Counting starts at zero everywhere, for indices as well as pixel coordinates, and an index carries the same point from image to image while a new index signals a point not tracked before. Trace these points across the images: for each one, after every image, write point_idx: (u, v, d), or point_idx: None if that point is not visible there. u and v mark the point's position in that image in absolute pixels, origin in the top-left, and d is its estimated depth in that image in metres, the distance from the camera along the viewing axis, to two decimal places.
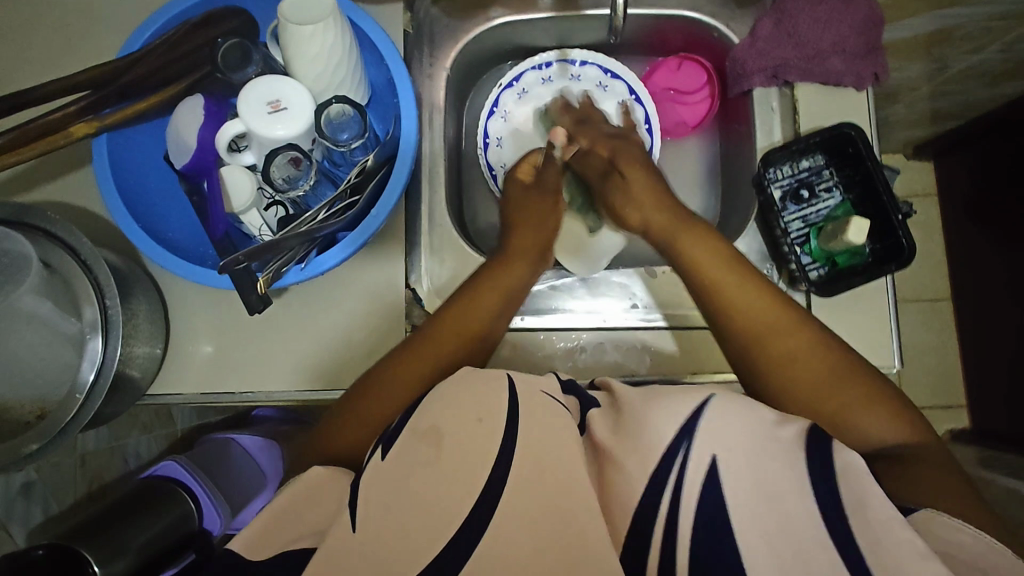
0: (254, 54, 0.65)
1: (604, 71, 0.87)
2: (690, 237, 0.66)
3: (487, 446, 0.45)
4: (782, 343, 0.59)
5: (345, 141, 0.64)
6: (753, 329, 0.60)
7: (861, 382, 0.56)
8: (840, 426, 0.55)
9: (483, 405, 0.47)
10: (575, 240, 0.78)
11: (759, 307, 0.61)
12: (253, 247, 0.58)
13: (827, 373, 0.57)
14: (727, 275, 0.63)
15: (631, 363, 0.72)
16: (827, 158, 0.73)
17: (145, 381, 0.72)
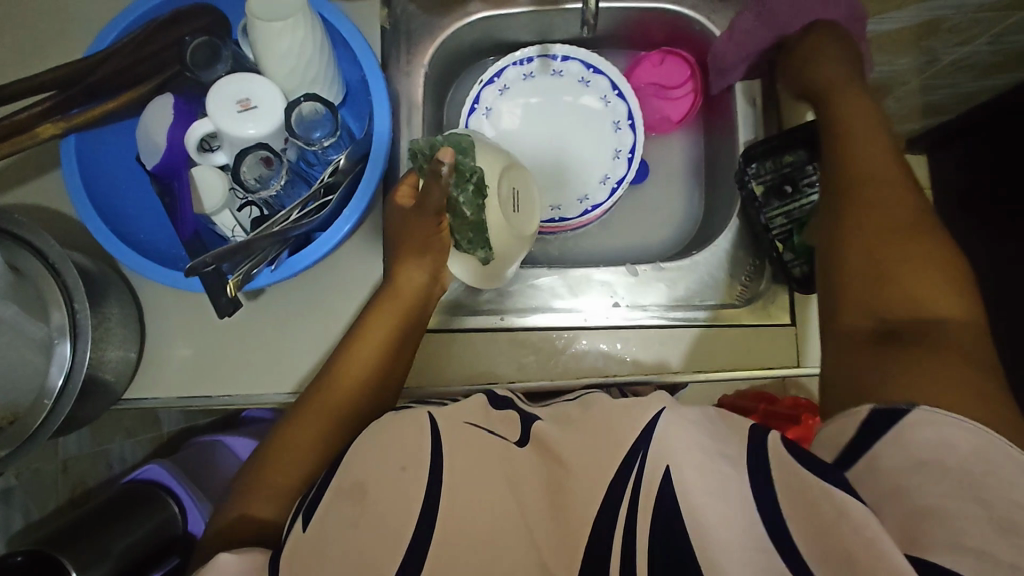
0: (223, 51, 0.64)
1: (587, 66, 0.86)
2: (845, 95, 0.65)
3: (408, 495, 0.44)
4: (880, 194, 0.56)
5: (317, 141, 0.63)
6: (859, 174, 0.58)
7: (927, 254, 0.51)
8: (883, 282, 0.51)
9: (404, 454, 0.46)
10: (468, 263, 0.66)
11: (875, 169, 0.58)
12: (221, 249, 0.57)
13: (895, 229, 0.53)
14: (863, 135, 0.60)
15: (619, 361, 0.72)
16: (810, 154, 0.71)
17: (120, 385, 0.71)
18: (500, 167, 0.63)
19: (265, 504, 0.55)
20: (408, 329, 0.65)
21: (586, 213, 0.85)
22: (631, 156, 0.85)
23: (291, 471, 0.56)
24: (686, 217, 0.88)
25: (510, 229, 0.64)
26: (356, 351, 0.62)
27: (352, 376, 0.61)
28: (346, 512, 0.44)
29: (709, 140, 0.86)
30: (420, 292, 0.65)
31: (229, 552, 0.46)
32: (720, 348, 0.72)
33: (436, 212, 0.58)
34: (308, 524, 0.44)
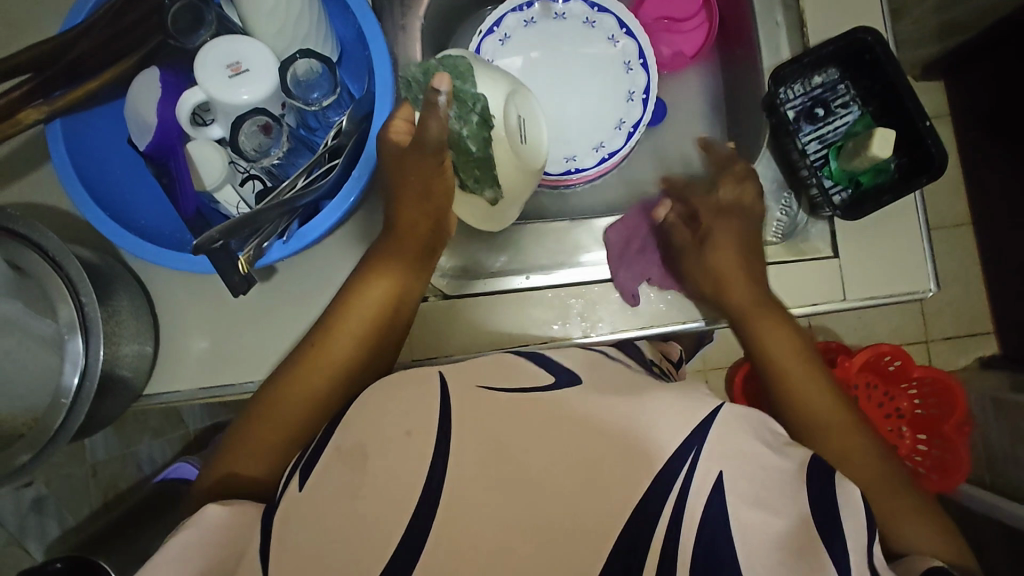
0: (206, 15, 0.59)
1: (591, 6, 0.81)
2: (766, 319, 0.62)
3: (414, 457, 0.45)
4: (862, 466, 0.55)
5: (316, 102, 0.59)
6: (835, 444, 0.56)
7: (892, 478, 0.55)
8: (884, 519, 0.53)
9: (410, 418, 0.46)
10: (475, 207, 0.62)
11: (825, 398, 0.59)
12: (228, 223, 0.53)
13: (874, 466, 0.55)
14: (792, 360, 0.61)
15: (649, 313, 0.68)
16: (842, 70, 0.67)
17: (139, 380, 0.69)
18: (504, 90, 0.57)
19: (249, 463, 0.55)
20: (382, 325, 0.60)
21: (604, 161, 0.81)
22: (645, 97, 0.80)
23: (279, 439, 0.56)
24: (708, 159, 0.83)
25: (519, 166, 0.59)
26: (331, 335, 0.59)
27: (333, 365, 0.58)
28: (345, 476, 0.44)
29: (728, 72, 0.81)
30: (393, 295, 0.60)
31: (218, 505, 0.47)
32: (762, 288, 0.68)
33: (438, 148, 0.53)
34: (303, 485, 0.45)
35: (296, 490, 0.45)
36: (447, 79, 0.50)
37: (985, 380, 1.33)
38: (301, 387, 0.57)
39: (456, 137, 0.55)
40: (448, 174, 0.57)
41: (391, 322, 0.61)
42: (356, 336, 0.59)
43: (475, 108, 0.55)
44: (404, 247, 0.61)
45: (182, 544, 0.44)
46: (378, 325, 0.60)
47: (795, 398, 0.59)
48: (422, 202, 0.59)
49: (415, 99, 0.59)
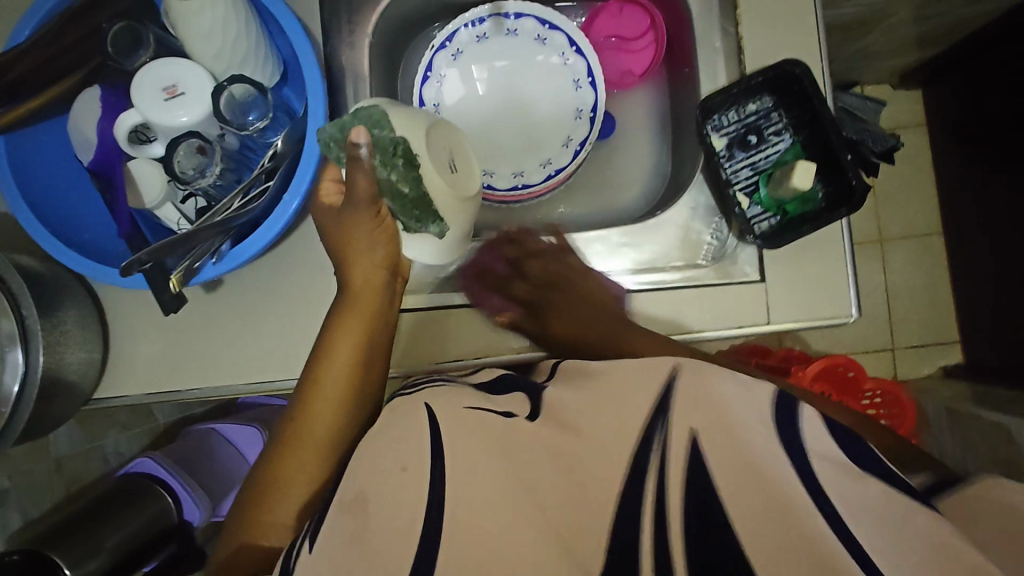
0: (146, 37, 0.60)
1: (542, 22, 0.81)
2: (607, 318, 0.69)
3: (415, 494, 0.42)
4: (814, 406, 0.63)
5: (251, 125, 0.61)
6: None
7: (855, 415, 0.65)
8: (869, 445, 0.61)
9: (406, 454, 0.45)
10: (423, 241, 0.64)
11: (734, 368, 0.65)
12: (156, 245, 0.56)
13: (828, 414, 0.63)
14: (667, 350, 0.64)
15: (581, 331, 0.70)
16: (775, 99, 0.69)
17: (87, 385, 0.71)
18: (421, 128, 0.58)
19: (277, 529, 0.56)
20: (372, 327, 0.63)
21: (550, 177, 0.82)
22: (593, 116, 0.81)
23: (285, 517, 0.57)
24: (653, 176, 0.85)
25: (453, 196, 0.61)
26: (335, 338, 0.62)
27: (320, 436, 0.60)
28: (349, 527, 0.42)
29: (674, 92, 0.82)
30: (379, 290, 0.63)
31: None
32: (698, 307, 0.69)
33: (369, 202, 0.57)
34: (313, 549, 0.42)
35: (307, 554, 0.42)
36: (365, 132, 0.54)
37: (947, 388, 1.36)
38: (293, 463, 0.59)
39: (386, 187, 0.57)
40: (386, 218, 0.60)
41: (384, 318, 0.64)
42: (331, 401, 0.61)
43: (398, 158, 0.55)
44: (368, 269, 0.62)
45: None
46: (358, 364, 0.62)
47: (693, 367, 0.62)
48: (375, 247, 0.61)
49: (336, 158, 0.59)
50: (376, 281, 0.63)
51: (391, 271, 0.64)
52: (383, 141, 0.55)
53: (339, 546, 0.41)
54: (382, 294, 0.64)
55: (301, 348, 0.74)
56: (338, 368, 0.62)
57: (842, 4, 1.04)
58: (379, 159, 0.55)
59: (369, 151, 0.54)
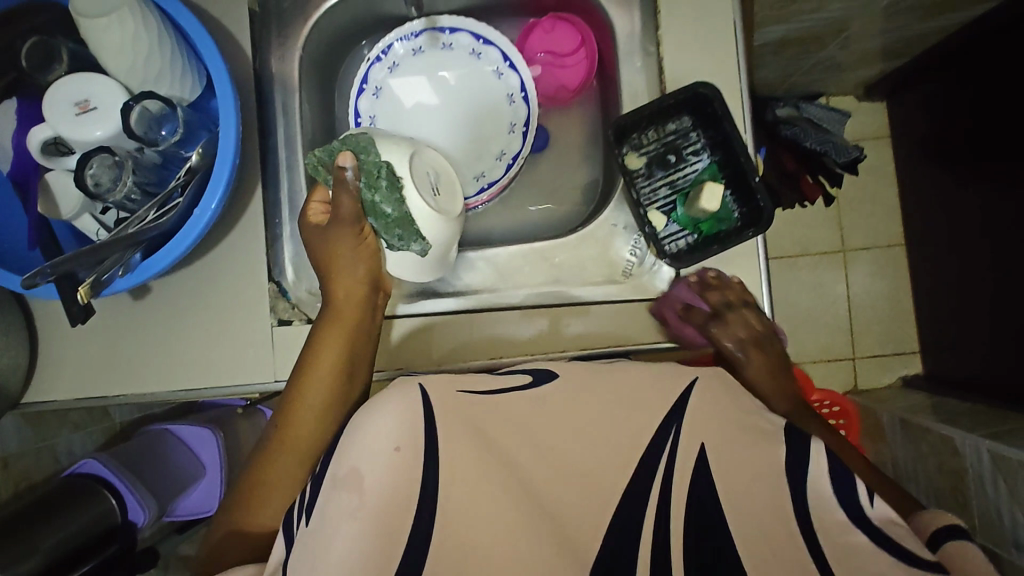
0: (58, 51, 0.61)
1: (476, 37, 0.82)
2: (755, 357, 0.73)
3: (408, 477, 0.51)
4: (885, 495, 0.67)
5: (164, 140, 0.61)
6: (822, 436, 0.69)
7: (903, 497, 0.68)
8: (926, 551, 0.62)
9: (396, 435, 0.51)
10: (409, 261, 0.67)
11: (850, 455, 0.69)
12: (62, 258, 0.56)
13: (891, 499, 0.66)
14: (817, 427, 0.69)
15: (505, 342, 0.70)
16: (693, 119, 0.69)
17: (14, 390, 0.72)
18: (406, 152, 0.62)
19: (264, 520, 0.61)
20: (355, 339, 0.65)
21: (482, 191, 0.83)
22: (526, 130, 0.82)
23: (269, 515, 0.61)
24: (591, 188, 0.86)
25: (438, 219, 0.64)
26: (321, 349, 0.64)
27: (305, 439, 0.63)
28: (347, 501, 0.49)
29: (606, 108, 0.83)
30: (363, 304, 0.66)
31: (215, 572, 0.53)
32: (624, 322, 0.70)
33: (353, 220, 0.62)
34: (310, 522, 0.49)
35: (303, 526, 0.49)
36: (351, 156, 0.59)
37: (906, 398, 1.36)
38: (279, 466, 0.62)
39: (371, 208, 0.62)
40: (370, 237, 0.65)
41: (367, 330, 0.66)
42: (315, 410, 0.64)
43: (382, 181, 0.60)
44: (352, 282, 0.65)
45: None
46: (341, 373, 0.65)
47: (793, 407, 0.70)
48: (356, 261, 0.65)
49: (325, 180, 0.65)
50: (359, 293, 0.66)
51: (375, 285, 0.67)
52: (371, 165, 0.60)
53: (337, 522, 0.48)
54: (365, 307, 0.66)
55: (230, 356, 0.74)
56: (324, 378, 0.64)
57: (793, 18, 1.05)
58: (367, 183, 0.61)
59: (354, 176, 0.60)
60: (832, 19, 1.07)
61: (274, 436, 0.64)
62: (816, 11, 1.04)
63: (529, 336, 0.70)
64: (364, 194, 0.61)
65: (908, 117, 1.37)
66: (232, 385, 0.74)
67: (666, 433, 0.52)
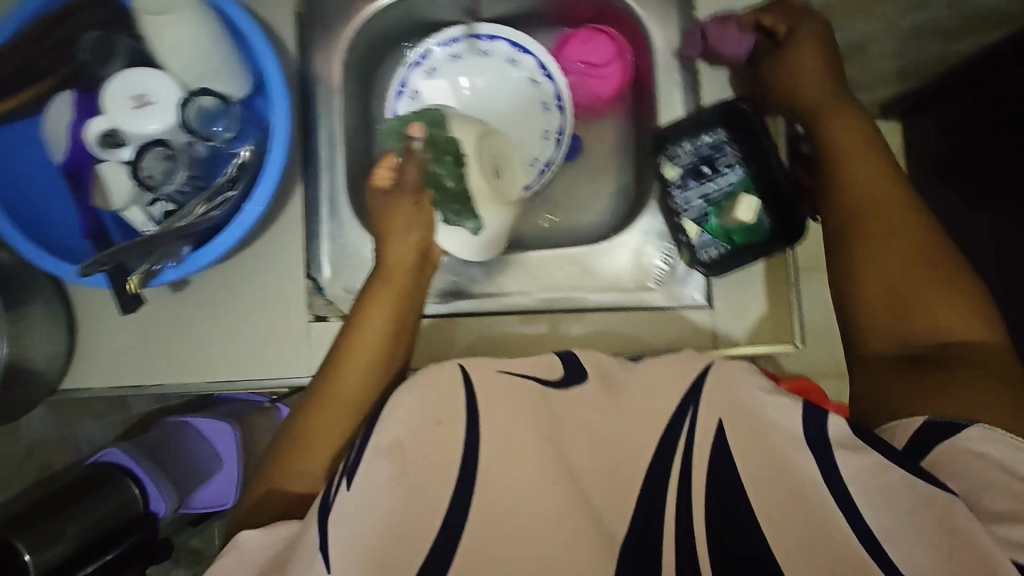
0: (119, 47, 0.65)
1: (514, 45, 0.84)
2: (833, 115, 0.65)
3: (448, 441, 0.51)
4: (905, 238, 0.58)
5: (218, 134, 0.64)
6: (848, 154, 0.63)
7: (946, 251, 0.58)
8: (930, 329, 0.55)
9: (439, 408, 0.53)
10: (462, 239, 0.70)
11: (884, 187, 0.61)
12: (114, 248, 0.58)
13: (918, 256, 0.57)
14: (851, 134, 0.63)
15: (522, 343, 0.72)
16: (729, 132, 0.71)
17: (52, 375, 0.74)
18: (474, 134, 0.66)
19: (301, 480, 0.60)
20: (404, 299, 0.67)
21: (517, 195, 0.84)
22: (560, 137, 0.84)
23: (306, 470, 0.60)
24: (621, 196, 0.87)
25: (494, 198, 0.68)
26: (369, 304, 0.66)
27: (350, 395, 0.63)
28: (388, 470, 0.50)
29: (639, 118, 0.84)
30: (413, 263, 0.68)
31: (254, 529, 0.53)
32: (646, 328, 0.71)
33: (415, 189, 0.65)
34: (352, 485, 0.49)
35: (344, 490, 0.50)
36: (422, 128, 0.65)
37: None
38: (324, 417, 0.62)
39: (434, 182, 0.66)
40: (428, 209, 0.67)
41: (416, 291, 0.68)
42: (364, 362, 0.64)
43: (448, 159, 0.65)
44: (401, 241, 0.67)
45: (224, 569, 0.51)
46: (388, 332, 0.65)
47: (833, 174, 0.63)
48: (408, 223, 0.66)
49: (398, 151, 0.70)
50: (409, 256, 0.67)
51: (423, 250, 0.68)
52: (437, 138, 0.65)
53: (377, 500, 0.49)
54: (414, 268, 0.68)
55: (265, 349, 0.75)
56: (371, 333, 0.65)
57: None
58: (431, 156, 0.65)
59: (420, 143, 0.65)
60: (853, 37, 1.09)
61: (319, 387, 0.64)
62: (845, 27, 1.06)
63: (530, 336, 0.73)
64: (431, 168, 0.65)
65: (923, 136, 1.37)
66: (266, 377, 0.75)
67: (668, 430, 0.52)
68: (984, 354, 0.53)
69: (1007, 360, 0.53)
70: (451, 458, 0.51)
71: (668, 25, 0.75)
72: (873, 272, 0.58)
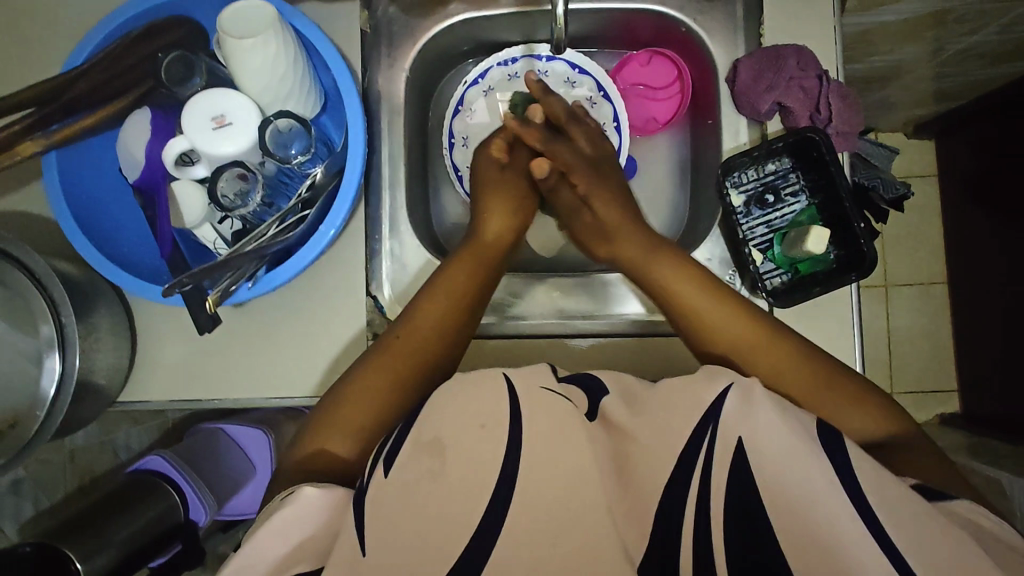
0: (197, 64, 0.64)
1: (572, 66, 0.84)
2: (663, 262, 0.70)
3: (491, 451, 0.51)
4: (794, 376, 0.61)
5: (293, 157, 0.64)
6: (709, 314, 0.66)
7: (822, 369, 0.61)
8: (848, 431, 0.59)
9: (485, 412, 0.52)
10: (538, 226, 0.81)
11: (739, 323, 0.65)
12: (198, 269, 0.59)
13: (810, 379, 0.61)
14: (682, 282, 0.68)
15: (546, 360, 0.75)
16: (793, 161, 0.72)
17: (113, 388, 0.74)
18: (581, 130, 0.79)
19: (343, 443, 0.62)
20: (487, 264, 0.73)
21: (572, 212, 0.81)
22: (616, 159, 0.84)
23: (346, 441, 0.62)
24: (674, 217, 0.86)
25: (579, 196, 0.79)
26: (451, 269, 0.71)
27: (416, 350, 0.67)
28: (427, 464, 0.51)
29: (697, 141, 0.84)
30: (502, 231, 0.76)
31: (315, 487, 0.55)
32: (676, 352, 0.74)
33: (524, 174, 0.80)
34: (390, 472, 0.51)
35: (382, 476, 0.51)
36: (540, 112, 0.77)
37: (942, 436, 1.32)
38: (378, 372, 0.65)
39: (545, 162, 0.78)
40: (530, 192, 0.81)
41: (501, 260, 0.75)
42: (434, 325, 0.68)
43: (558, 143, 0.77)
44: (498, 218, 0.77)
45: (267, 534, 0.52)
46: (462, 300, 0.70)
47: (697, 319, 0.66)
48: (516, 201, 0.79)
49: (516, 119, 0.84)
50: (506, 234, 0.76)
51: (517, 231, 0.78)
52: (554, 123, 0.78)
53: (404, 495, 0.50)
54: (502, 240, 0.76)
55: (322, 367, 0.75)
56: (445, 296, 0.69)
57: (867, 57, 1.08)
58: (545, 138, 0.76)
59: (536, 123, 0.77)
60: (898, 59, 1.09)
61: (389, 341, 0.67)
62: (895, 48, 1.05)
63: (556, 351, 0.75)
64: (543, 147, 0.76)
65: (954, 158, 1.35)
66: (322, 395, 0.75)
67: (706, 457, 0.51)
68: (897, 440, 0.58)
69: (919, 439, 0.59)
70: (493, 459, 0.50)
71: (734, 51, 0.75)
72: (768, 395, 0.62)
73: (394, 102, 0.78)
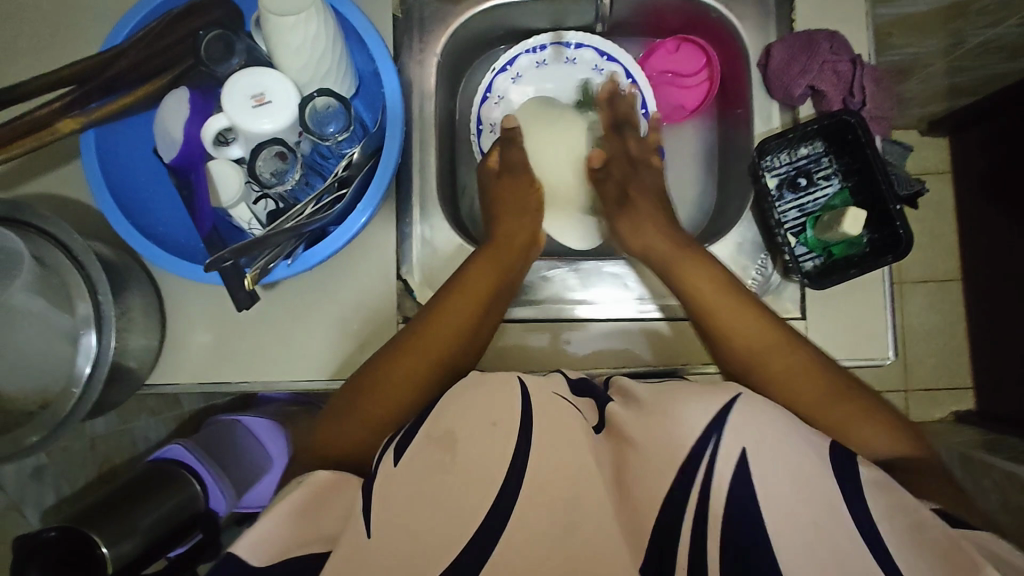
0: (237, 45, 0.65)
1: (600, 54, 0.84)
2: (685, 261, 0.71)
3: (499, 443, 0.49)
4: (803, 385, 0.59)
5: (330, 135, 0.64)
6: (709, 305, 0.66)
7: (838, 378, 0.59)
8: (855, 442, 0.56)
9: (495, 412, 0.51)
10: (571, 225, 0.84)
11: (760, 333, 0.63)
12: (240, 244, 0.59)
13: (827, 388, 0.59)
14: (705, 283, 0.68)
15: (564, 356, 0.74)
16: (827, 145, 0.72)
17: (142, 371, 0.73)
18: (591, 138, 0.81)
19: (352, 430, 0.60)
20: (507, 273, 0.73)
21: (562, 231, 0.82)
22: None
23: (349, 433, 0.60)
24: (697, 208, 0.86)
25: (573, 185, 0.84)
26: (471, 270, 0.70)
27: (438, 348, 0.65)
28: (434, 456, 0.49)
29: (724, 129, 0.85)
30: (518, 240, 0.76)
31: (326, 470, 0.53)
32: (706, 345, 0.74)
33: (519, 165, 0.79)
34: (399, 460, 0.49)
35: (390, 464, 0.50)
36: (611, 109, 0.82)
37: (958, 434, 1.30)
38: (398, 365, 0.64)
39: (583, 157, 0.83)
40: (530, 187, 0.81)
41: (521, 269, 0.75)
42: (457, 325, 0.67)
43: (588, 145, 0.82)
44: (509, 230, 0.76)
45: (271, 523, 0.48)
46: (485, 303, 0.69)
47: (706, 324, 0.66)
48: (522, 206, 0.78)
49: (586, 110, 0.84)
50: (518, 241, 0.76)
51: (526, 242, 0.77)
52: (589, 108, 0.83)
53: (421, 464, 0.49)
54: (517, 247, 0.75)
55: (349, 348, 0.75)
56: (471, 293, 0.69)
57: (885, 52, 1.09)
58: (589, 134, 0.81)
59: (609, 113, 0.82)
60: (918, 50, 1.08)
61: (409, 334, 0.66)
62: (905, 39, 1.05)
63: (575, 345, 0.74)
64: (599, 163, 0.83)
65: (967, 154, 1.35)
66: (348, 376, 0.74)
67: (719, 443, 0.48)
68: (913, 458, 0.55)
69: (931, 461, 0.56)
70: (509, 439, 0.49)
71: (765, 36, 0.75)
72: (781, 393, 0.59)
73: (423, 85, 0.78)
